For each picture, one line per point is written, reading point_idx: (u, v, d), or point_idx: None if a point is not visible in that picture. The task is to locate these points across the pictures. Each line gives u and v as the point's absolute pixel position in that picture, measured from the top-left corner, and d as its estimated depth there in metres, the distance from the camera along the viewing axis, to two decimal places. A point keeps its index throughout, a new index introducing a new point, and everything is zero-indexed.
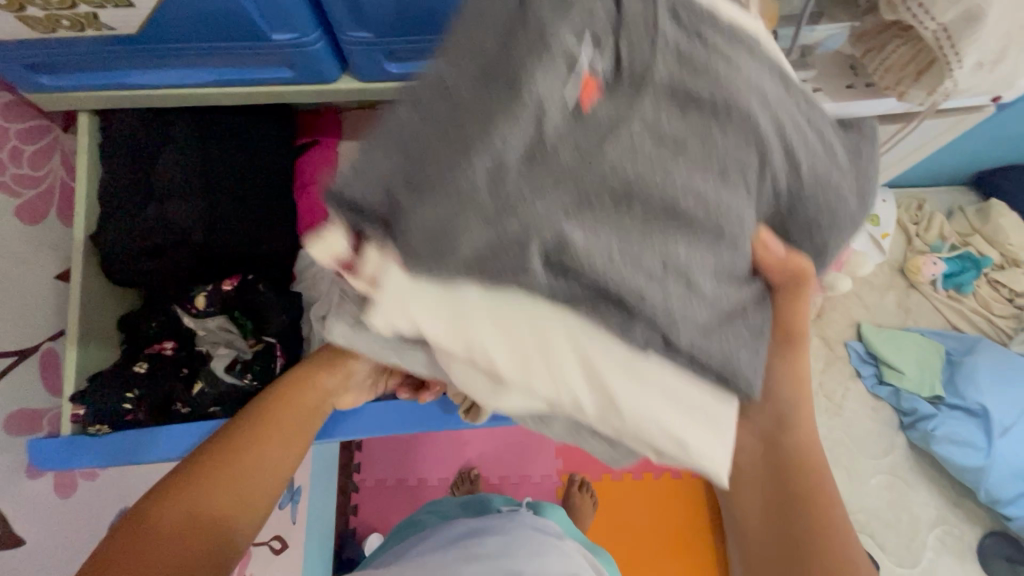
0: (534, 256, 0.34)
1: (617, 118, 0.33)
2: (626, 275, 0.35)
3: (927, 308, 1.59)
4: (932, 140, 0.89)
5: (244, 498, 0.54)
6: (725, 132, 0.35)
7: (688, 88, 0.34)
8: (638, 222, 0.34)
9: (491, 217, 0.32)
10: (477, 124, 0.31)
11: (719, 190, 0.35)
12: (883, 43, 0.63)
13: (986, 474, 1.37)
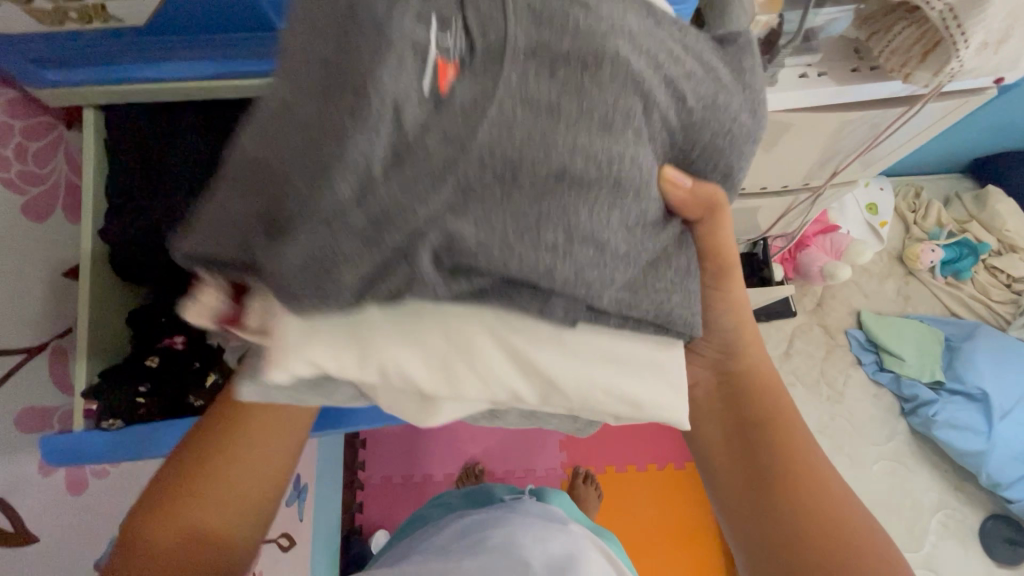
0: (422, 256, 0.30)
1: (481, 95, 0.30)
2: (526, 252, 0.32)
3: (925, 295, 1.61)
4: (935, 123, 0.90)
5: (246, 496, 0.52)
6: (603, 79, 0.33)
7: (554, 44, 0.33)
8: (530, 196, 0.31)
9: (369, 238, 0.29)
10: (326, 138, 0.27)
11: (608, 141, 0.33)
12: (891, 24, 0.64)
13: (987, 458, 1.37)
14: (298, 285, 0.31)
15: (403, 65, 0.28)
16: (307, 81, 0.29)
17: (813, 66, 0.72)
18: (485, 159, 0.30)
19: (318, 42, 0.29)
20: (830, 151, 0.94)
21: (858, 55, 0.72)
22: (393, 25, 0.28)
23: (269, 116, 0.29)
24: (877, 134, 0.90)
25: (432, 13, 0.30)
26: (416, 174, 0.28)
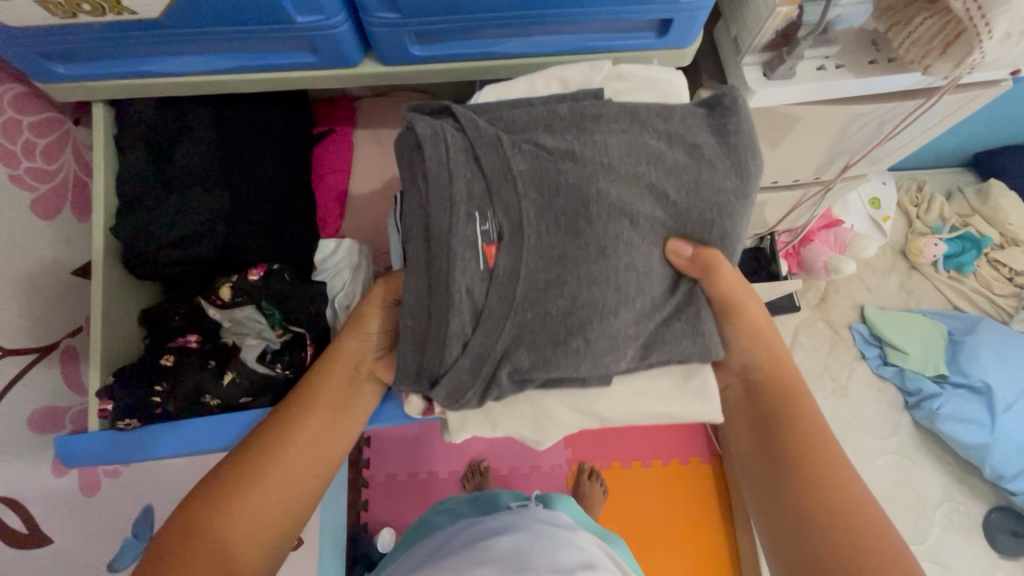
0: (505, 375, 0.53)
1: (511, 261, 0.52)
2: (563, 360, 0.52)
3: (928, 288, 1.61)
4: (946, 120, 0.90)
5: (289, 488, 0.60)
6: (591, 220, 0.52)
7: (554, 205, 0.53)
8: (558, 320, 0.52)
9: (474, 370, 0.53)
10: (442, 319, 0.52)
11: (606, 264, 0.52)
12: (911, 16, 0.63)
13: (991, 450, 1.38)
14: (444, 403, 0.54)
15: (469, 262, 0.51)
16: (422, 279, 0.54)
17: (831, 59, 0.71)
18: (523, 308, 0.52)
19: (420, 253, 0.54)
20: (838, 144, 0.93)
21: (876, 47, 0.71)
22: (456, 235, 0.51)
23: (409, 311, 0.54)
24: (892, 129, 0.89)
25: (479, 209, 0.52)
26: (494, 325, 0.52)
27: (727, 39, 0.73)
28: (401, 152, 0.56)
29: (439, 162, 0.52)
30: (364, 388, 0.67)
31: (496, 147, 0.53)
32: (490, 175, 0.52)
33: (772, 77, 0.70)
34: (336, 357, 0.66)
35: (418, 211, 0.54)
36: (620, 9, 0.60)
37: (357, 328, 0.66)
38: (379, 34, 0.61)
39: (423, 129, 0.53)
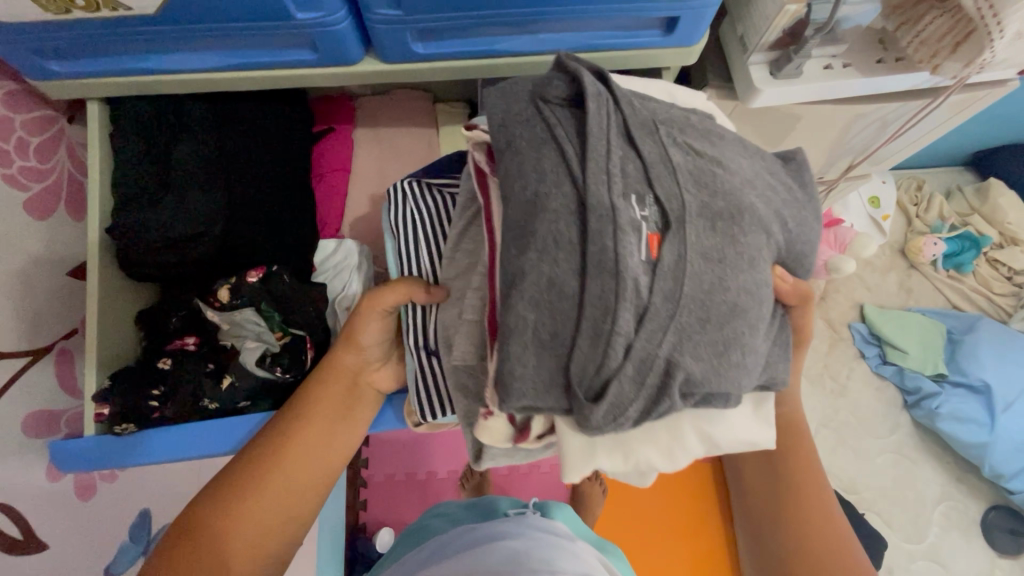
0: (674, 391, 0.44)
1: (678, 255, 0.45)
2: (730, 372, 0.46)
3: (928, 288, 1.60)
4: (949, 121, 0.89)
5: (287, 503, 0.59)
6: (748, 227, 0.47)
7: (711, 206, 0.46)
8: (719, 324, 0.45)
9: (637, 380, 0.44)
10: (602, 315, 0.44)
11: (757, 274, 0.47)
12: (921, 14, 0.62)
13: (990, 450, 1.38)
14: (601, 418, 0.45)
15: (632, 248, 0.44)
16: (571, 262, 0.45)
17: (838, 57, 0.71)
18: (691, 309, 0.44)
19: (569, 233, 0.45)
20: (840, 143, 0.93)
21: (883, 45, 0.71)
22: (622, 216, 0.45)
23: (546, 297, 0.45)
24: (899, 130, 0.88)
25: (632, 195, 0.46)
26: (659, 326, 0.44)
27: (734, 38, 0.72)
28: (522, 114, 0.51)
29: (598, 134, 0.47)
30: (364, 400, 0.67)
31: (651, 134, 0.48)
32: (649, 160, 0.47)
33: (778, 76, 0.69)
34: (331, 372, 0.65)
35: (561, 181, 0.47)
36: (624, 5, 0.59)
37: (355, 344, 0.65)
38: (380, 32, 0.60)
39: (587, 87, 0.49)
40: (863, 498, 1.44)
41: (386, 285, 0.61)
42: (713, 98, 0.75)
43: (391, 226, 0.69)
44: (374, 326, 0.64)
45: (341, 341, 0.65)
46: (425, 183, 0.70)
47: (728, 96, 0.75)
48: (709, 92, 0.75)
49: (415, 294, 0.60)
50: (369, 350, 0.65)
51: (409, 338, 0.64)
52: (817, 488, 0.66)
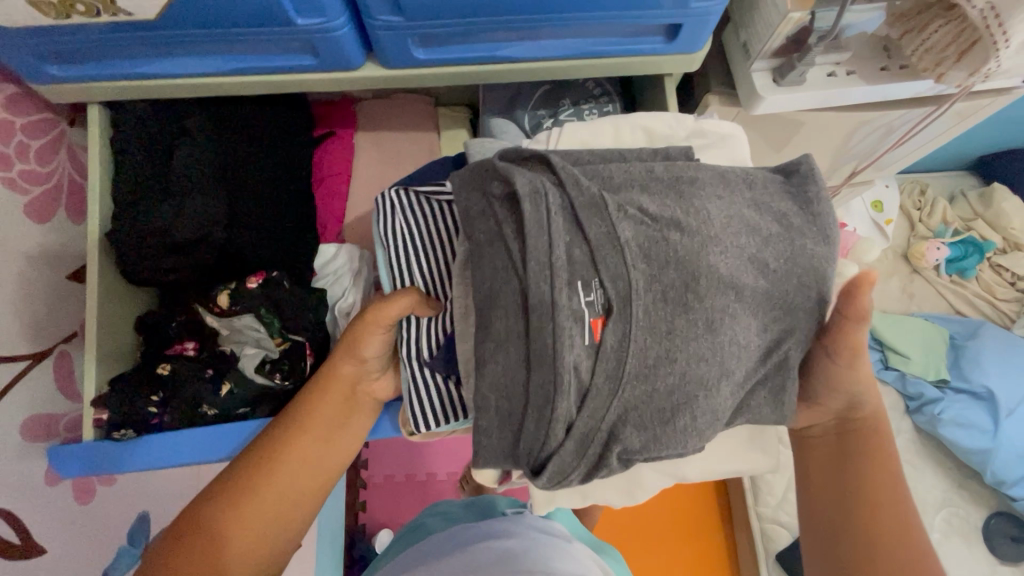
0: (613, 458, 0.51)
1: (620, 338, 0.49)
2: (671, 440, 0.51)
3: (930, 293, 1.60)
4: (952, 129, 0.88)
5: (284, 510, 0.59)
6: (699, 295, 0.50)
7: (661, 280, 0.50)
8: (665, 390, 0.50)
9: (580, 451, 0.50)
10: (545, 402, 0.48)
11: (711, 339, 0.50)
12: (926, 22, 0.62)
13: (993, 457, 1.37)
14: (547, 482, 0.51)
15: (574, 337, 0.48)
16: (518, 355, 0.50)
17: (842, 65, 0.70)
18: (634, 386, 0.49)
19: (517, 326, 0.50)
20: (842, 150, 0.92)
21: (887, 53, 0.70)
22: (561, 312, 0.48)
23: (503, 386, 0.50)
24: (903, 137, 0.88)
25: (580, 281, 0.49)
26: (601, 403, 0.49)
27: (737, 44, 0.71)
28: (476, 204, 0.54)
29: (538, 230, 0.49)
30: (364, 409, 0.66)
31: (599, 211, 0.50)
32: (595, 242, 0.50)
33: (782, 84, 0.69)
34: (331, 381, 0.64)
35: (509, 277, 0.51)
36: (628, 12, 0.59)
37: (356, 356, 0.63)
38: (381, 38, 0.59)
39: (521, 186, 0.50)
40: None
41: (390, 298, 0.60)
42: (716, 105, 0.75)
43: (381, 236, 0.66)
44: (374, 341, 0.62)
45: (340, 352, 0.64)
46: (420, 193, 0.67)
47: (732, 103, 0.75)
48: (711, 99, 0.74)
49: (416, 306, 0.60)
50: (369, 363, 0.64)
51: (404, 352, 0.63)
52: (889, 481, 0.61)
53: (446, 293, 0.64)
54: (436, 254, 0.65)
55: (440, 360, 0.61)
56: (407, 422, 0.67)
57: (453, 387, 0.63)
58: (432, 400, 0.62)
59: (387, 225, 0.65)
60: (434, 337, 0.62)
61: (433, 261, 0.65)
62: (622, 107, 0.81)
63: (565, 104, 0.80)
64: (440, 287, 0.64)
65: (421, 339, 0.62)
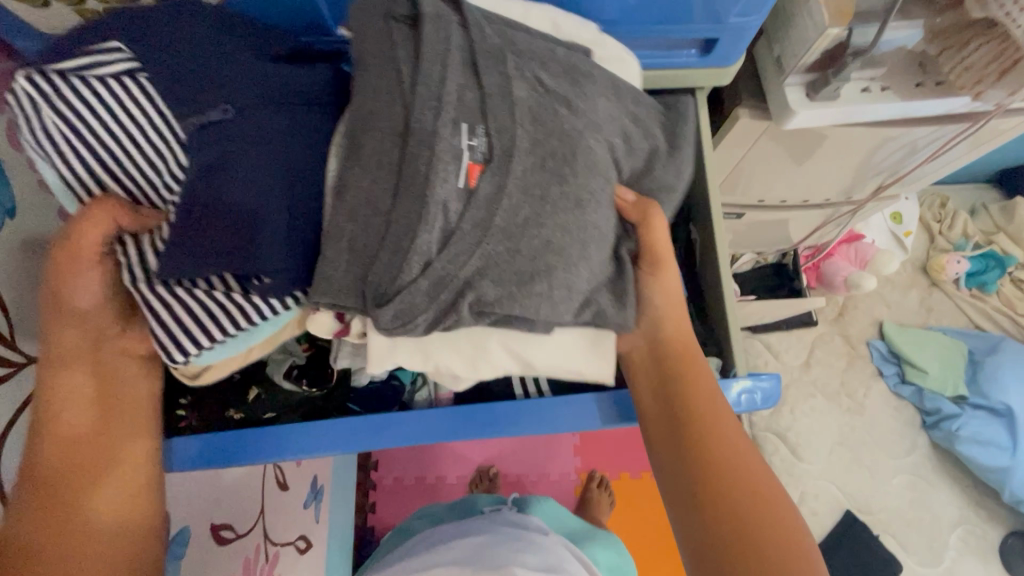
0: (465, 307, 0.52)
1: (495, 187, 0.51)
2: (522, 298, 0.52)
3: (949, 306, 1.58)
4: (977, 149, 0.89)
5: (125, 491, 0.56)
6: (574, 171, 0.54)
7: (544, 145, 0.53)
8: (527, 255, 0.52)
9: (430, 295, 0.51)
10: (407, 231, 0.49)
11: (578, 215, 0.54)
12: (965, 41, 0.62)
13: (1012, 475, 1.35)
14: (390, 321, 0.51)
15: (449, 176, 0.49)
16: (385, 180, 0.51)
17: (877, 80, 0.69)
18: (498, 239, 0.51)
19: (391, 154, 0.51)
20: (865, 167, 0.92)
21: (923, 69, 0.68)
22: (441, 143, 0.49)
23: (366, 210, 0.51)
24: (934, 151, 0.87)
25: (464, 121, 0.51)
26: (464, 248, 0.51)
27: (769, 58, 0.70)
28: (369, 34, 0.52)
29: (432, 60, 0.50)
30: (119, 367, 0.58)
31: (497, 65, 0.52)
32: (487, 90, 0.51)
33: (815, 98, 0.68)
34: (62, 372, 0.55)
35: (393, 103, 0.51)
36: (655, 26, 0.59)
37: (69, 313, 0.55)
38: None
39: (427, 9, 0.51)
40: (877, 520, 1.42)
41: (86, 213, 0.51)
42: (745, 118, 0.74)
43: (34, 147, 0.50)
44: (86, 279, 0.54)
45: (49, 313, 0.55)
46: (69, 77, 0.49)
47: (762, 117, 0.74)
48: (741, 112, 0.74)
49: (119, 217, 0.52)
50: (92, 312, 0.56)
51: (127, 278, 0.55)
52: (711, 399, 0.60)
53: (166, 192, 0.54)
54: (139, 145, 0.52)
55: (270, 249, 0.51)
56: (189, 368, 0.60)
57: (228, 285, 0.53)
58: (188, 310, 0.54)
59: (44, 123, 0.49)
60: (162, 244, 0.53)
61: (142, 153, 0.52)
62: None
63: None
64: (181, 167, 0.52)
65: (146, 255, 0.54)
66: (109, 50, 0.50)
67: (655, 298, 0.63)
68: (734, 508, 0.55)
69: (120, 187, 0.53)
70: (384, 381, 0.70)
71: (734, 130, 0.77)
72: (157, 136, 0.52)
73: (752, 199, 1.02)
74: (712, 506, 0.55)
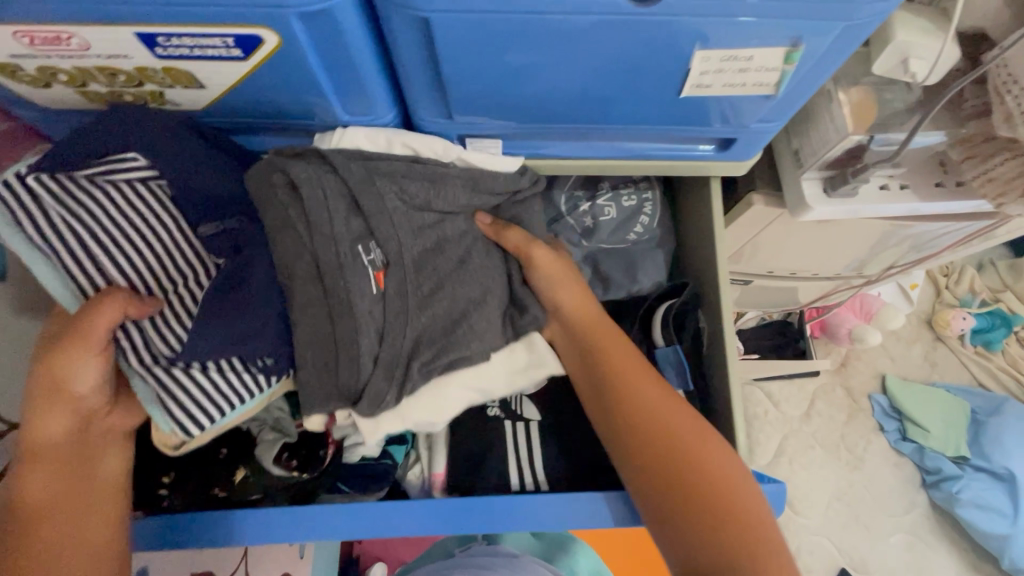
0: (416, 370, 0.56)
1: (399, 283, 0.55)
2: (469, 349, 0.58)
3: (953, 362, 1.54)
4: (967, 246, 0.90)
5: (87, 567, 0.51)
6: (449, 243, 0.59)
7: (421, 228, 0.57)
8: (444, 317, 0.58)
9: (394, 376, 0.55)
10: (348, 335, 0.53)
11: (467, 274, 0.59)
12: (990, 152, 0.60)
13: (1012, 542, 1.32)
14: (368, 408, 0.55)
15: (363, 288, 0.53)
16: (314, 293, 0.52)
17: (896, 177, 0.68)
18: (418, 317, 0.56)
19: (315, 289, 0.52)
20: (871, 249, 0.90)
21: (944, 168, 0.68)
22: (349, 266, 0.52)
23: (313, 334, 0.53)
24: (935, 240, 0.87)
25: (363, 242, 0.53)
26: (397, 333, 0.55)
27: (788, 149, 0.69)
28: (264, 193, 0.52)
29: (315, 199, 0.51)
30: (99, 446, 0.54)
31: (373, 188, 0.54)
32: (369, 211, 0.53)
33: (833, 195, 0.66)
34: (46, 436, 0.51)
35: (300, 250, 0.52)
36: (673, 125, 0.57)
37: (60, 395, 0.51)
38: (428, 132, 0.58)
39: (299, 173, 0.51)
40: None
41: (94, 303, 0.49)
42: (760, 205, 0.72)
43: (41, 243, 0.50)
44: (89, 367, 0.51)
45: (44, 398, 0.51)
46: (77, 176, 0.51)
47: (777, 205, 0.73)
48: (755, 198, 0.72)
49: (128, 308, 0.50)
50: (87, 399, 0.52)
51: (137, 363, 0.52)
52: (616, 341, 0.63)
53: (166, 282, 0.53)
54: (151, 238, 0.53)
55: (264, 338, 0.52)
56: (164, 438, 0.54)
57: (230, 367, 0.53)
58: (188, 396, 0.52)
59: (46, 221, 0.49)
60: (175, 330, 0.53)
61: (150, 245, 0.53)
62: (661, 191, 0.79)
63: (603, 188, 0.78)
64: (204, 265, 0.55)
65: (155, 340, 0.52)
66: (121, 155, 0.51)
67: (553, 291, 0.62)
68: (665, 426, 0.58)
69: (125, 280, 0.52)
70: (376, 460, 0.68)
71: (747, 214, 0.75)
72: (165, 230, 0.53)
73: (761, 269, 1.00)
74: (653, 434, 0.58)
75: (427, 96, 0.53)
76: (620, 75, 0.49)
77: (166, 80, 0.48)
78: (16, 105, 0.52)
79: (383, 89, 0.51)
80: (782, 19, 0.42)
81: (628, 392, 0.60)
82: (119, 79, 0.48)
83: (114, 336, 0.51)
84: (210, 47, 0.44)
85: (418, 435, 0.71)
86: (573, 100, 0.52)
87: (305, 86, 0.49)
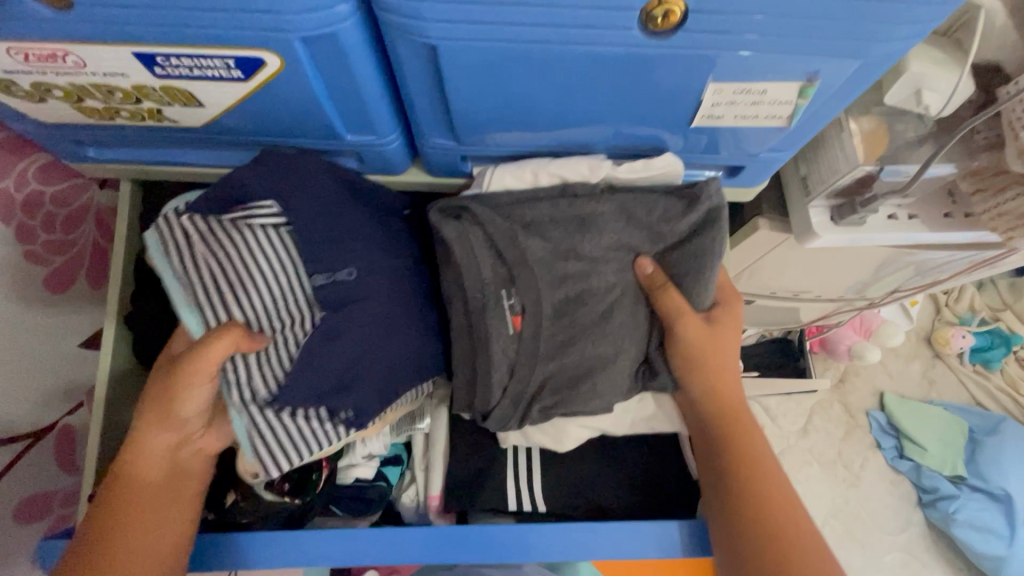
0: (535, 410, 0.58)
1: (535, 329, 0.54)
2: (585, 401, 0.58)
3: (952, 380, 1.53)
4: (967, 274, 0.89)
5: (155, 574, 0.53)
6: (595, 289, 0.55)
7: (566, 277, 0.54)
8: (572, 366, 0.57)
9: (514, 406, 0.57)
10: (480, 367, 0.54)
11: (607, 328, 0.56)
12: (1000, 186, 0.59)
13: (1007, 564, 1.30)
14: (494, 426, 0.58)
15: (499, 330, 0.53)
16: (462, 332, 0.55)
17: (903, 207, 0.67)
18: (546, 363, 0.56)
19: (461, 319, 0.54)
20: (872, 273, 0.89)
21: (952, 199, 0.67)
22: (490, 311, 0.53)
23: (463, 359, 0.56)
24: (937, 266, 0.85)
25: (506, 287, 0.53)
26: (525, 372, 0.55)
27: (795, 176, 0.68)
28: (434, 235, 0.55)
29: (465, 252, 0.52)
30: (189, 468, 0.57)
31: (516, 239, 0.53)
32: (513, 261, 0.53)
33: (839, 224, 0.65)
34: (146, 447, 0.54)
35: (454, 291, 0.54)
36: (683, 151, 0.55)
37: (171, 420, 0.54)
38: (430, 154, 0.56)
39: (450, 232, 0.52)
40: None
41: (213, 336, 0.48)
42: (765, 229, 0.71)
43: (178, 273, 0.51)
44: (196, 396, 0.52)
45: (152, 417, 0.54)
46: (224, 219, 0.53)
47: (782, 229, 0.72)
48: (761, 222, 0.71)
49: (242, 343, 0.50)
50: (190, 422, 0.55)
51: (237, 398, 0.52)
52: (747, 433, 0.61)
53: (276, 322, 0.53)
54: (270, 281, 0.53)
55: (363, 385, 0.53)
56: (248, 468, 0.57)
57: (314, 415, 0.53)
58: (274, 439, 0.53)
59: (188, 256, 0.51)
60: (277, 370, 0.53)
61: (268, 287, 0.52)
62: None
63: None
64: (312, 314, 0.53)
65: (257, 377, 0.52)
66: (259, 202, 0.53)
67: (691, 362, 0.60)
68: (775, 518, 0.57)
69: (243, 316, 0.52)
70: (370, 482, 0.67)
71: (752, 238, 0.74)
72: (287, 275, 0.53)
73: (762, 289, 0.98)
74: (763, 524, 0.56)
75: (432, 119, 0.51)
76: (632, 102, 0.47)
77: (164, 98, 0.46)
78: (7, 117, 0.51)
79: (388, 110, 0.50)
80: (797, 56, 0.41)
81: (745, 478, 0.59)
82: (116, 96, 0.47)
83: (223, 366, 0.52)
84: (209, 68, 0.43)
85: (414, 456, 0.69)
86: (582, 125, 0.51)
87: (306, 105, 0.47)
